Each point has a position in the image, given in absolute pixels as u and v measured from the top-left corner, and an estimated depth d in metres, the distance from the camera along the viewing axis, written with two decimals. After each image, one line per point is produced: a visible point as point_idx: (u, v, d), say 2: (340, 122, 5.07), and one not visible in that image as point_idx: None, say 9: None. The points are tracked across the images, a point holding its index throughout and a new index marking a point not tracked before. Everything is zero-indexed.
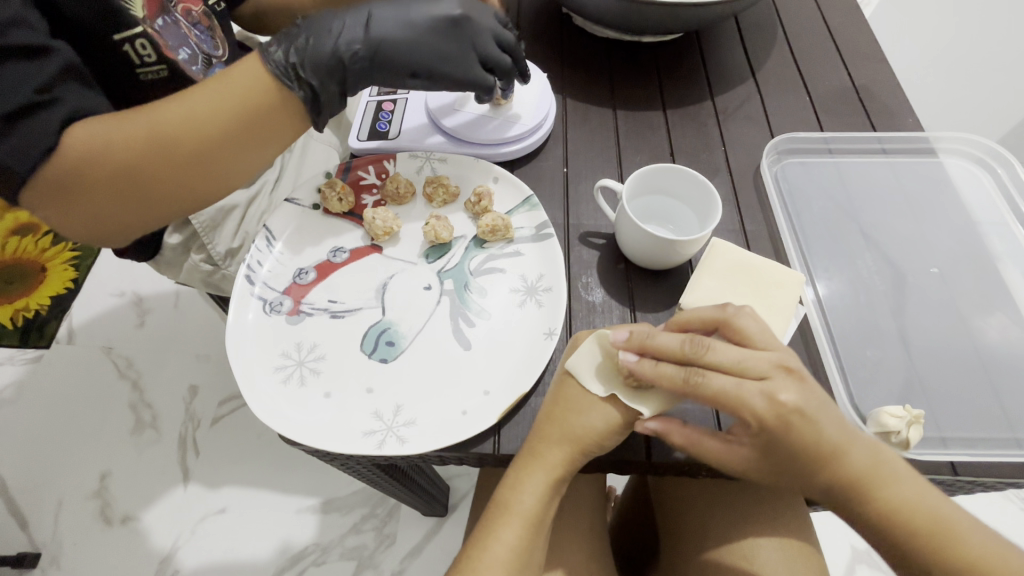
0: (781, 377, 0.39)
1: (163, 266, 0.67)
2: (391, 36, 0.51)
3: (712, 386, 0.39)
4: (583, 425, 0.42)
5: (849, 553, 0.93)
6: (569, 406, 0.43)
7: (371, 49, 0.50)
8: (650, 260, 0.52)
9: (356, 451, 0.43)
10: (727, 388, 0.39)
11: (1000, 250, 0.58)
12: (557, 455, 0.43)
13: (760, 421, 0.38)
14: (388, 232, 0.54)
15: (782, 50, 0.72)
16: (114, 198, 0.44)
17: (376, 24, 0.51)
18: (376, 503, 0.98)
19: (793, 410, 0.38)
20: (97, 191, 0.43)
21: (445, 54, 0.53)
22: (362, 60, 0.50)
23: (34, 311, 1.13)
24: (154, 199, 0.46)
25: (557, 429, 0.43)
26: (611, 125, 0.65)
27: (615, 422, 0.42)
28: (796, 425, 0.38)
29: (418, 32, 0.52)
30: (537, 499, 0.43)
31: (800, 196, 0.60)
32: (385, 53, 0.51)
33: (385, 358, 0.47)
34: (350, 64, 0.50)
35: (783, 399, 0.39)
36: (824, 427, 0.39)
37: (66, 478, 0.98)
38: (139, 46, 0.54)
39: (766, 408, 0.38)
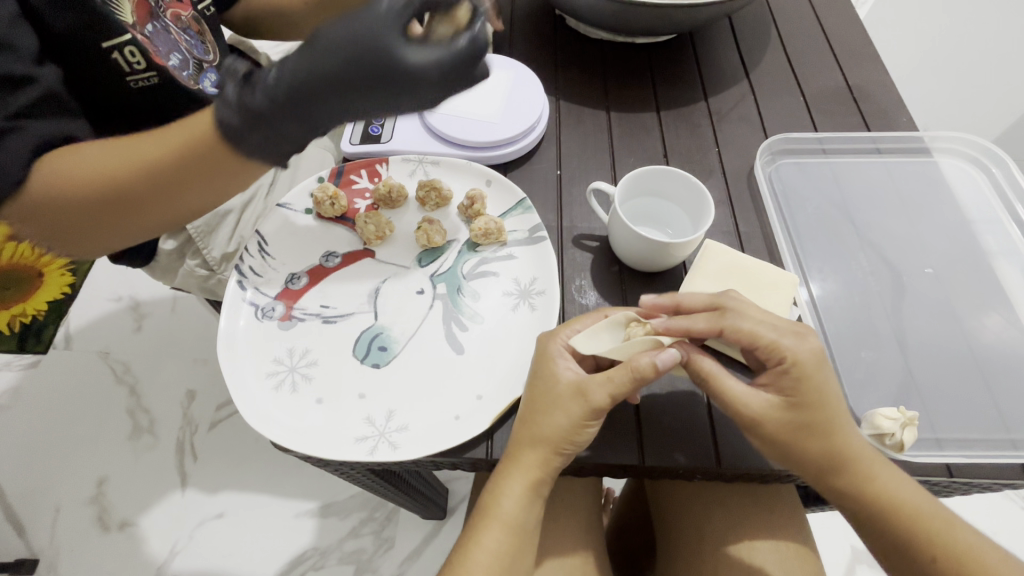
0: (795, 328, 0.43)
1: (159, 272, 0.67)
2: (321, 44, 0.38)
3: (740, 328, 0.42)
4: (550, 426, 0.42)
5: (850, 554, 0.93)
6: (541, 404, 0.43)
7: (299, 68, 0.38)
8: (643, 263, 0.52)
9: (348, 457, 0.43)
10: (755, 327, 0.42)
11: (995, 249, 0.57)
12: (530, 457, 0.42)
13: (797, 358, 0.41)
14: (381, 237, 0.54)
15: (776, 50, 0.72)
16: (79, 223, 0.42)
17: (308, 40, 0.39)
18: (375, 507, 0.97)
19: (812, 353, 0.41)
20: (58, 215, 0.41)
21: (384, 45, 0.38)
22: (293, 86, 0.38)
23: (31, 317, 1.13)
24: (111, 236, 0.44)
25: (529, 430, 0.42)
26: (605, 127, 0.64)
27: (583, 416, 0.41)
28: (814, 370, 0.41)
29: (348, 29, 0.38)
30: (518, 503, 0.43)
31: (795, 197, 0.60)
32: (316, 67, 0.38)
33: (378, 363, 0.47)
34: (286, 96, 0.38)
35: (806, 340, 0.42)
36: (829, 384, 0.41)
37: (64, 483, 0.98)
38: (128, 54, 0.53)
39: (796, 348, 0.41)
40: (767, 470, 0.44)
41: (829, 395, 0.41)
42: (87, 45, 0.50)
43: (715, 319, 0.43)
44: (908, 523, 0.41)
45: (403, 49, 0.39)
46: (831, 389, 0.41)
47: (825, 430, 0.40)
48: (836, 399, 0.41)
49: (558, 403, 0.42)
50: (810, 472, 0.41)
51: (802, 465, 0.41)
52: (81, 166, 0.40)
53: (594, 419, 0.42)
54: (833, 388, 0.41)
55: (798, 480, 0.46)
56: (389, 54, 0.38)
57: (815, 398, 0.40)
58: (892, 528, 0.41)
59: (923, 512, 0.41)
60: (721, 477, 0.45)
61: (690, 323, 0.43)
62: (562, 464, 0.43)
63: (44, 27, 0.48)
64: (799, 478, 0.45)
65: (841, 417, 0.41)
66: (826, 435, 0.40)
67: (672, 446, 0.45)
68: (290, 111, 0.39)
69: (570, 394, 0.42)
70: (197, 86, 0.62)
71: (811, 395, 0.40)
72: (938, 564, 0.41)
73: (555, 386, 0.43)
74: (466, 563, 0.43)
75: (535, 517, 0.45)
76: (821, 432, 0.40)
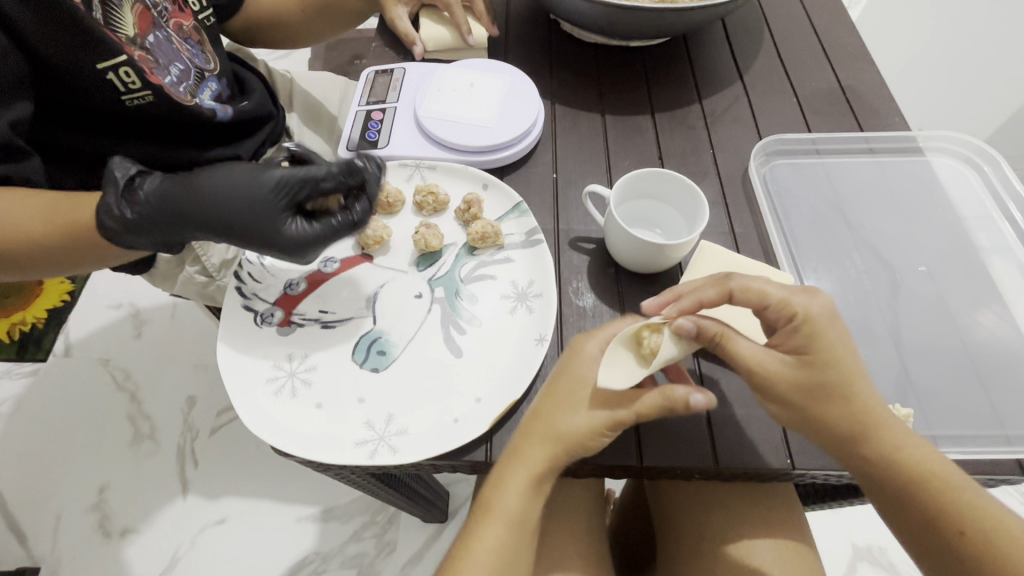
0: (805, 288, 0.42)
1: (158, 278, 0.68)
2: (198, 195, 0.45)
3: (748, 282, 0.42)
4: (570, 422, 0.42)
5: (851, 552, 0.93)
6: (568, 400, 0.43)
7: (175, 203, 0.45)
8: (639, 265, 0.52)
9: (349, 462, 0.43)
10: (765, 288, 0.42)
11: (987, 246, 0.58)
12: (541, 449, 0.43)
13: (813, 317, 0.40)
14: (379, 241, 0.54)
15: (769, 52, 0.72)
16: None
17: (198, 175, 0.45)
18: (376, 511, 0.98)
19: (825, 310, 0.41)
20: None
21: (250, 222, 0.45)
22: (162, 214, 0.44)
23: (30, 325, 1.13)
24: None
25: (547, 423, 0.43)
26: (600, 130, 0.65)
27: (604, 423, 0.42)
28: (830, 327, 0.40)
29: (227, 188, 0.45)
30: (519, 499, 0.43)
31: (788, 197, 0.61)
32: (184, 205, 0.45)
33: (377, 367, 0.48)
34: (153, 218, 0.45)
35: (818, 299, 0.42)
36: (844, 342, 0.41)
37: (65, 491, 0.98)
38: (123, 74, 0.54)
39: (809, 305, 0.41)
40: (762, 469, 0.44)
41: (846, 354, 0.41)
42: (79, 66, 0.52)
43: (720, 283, 0.43)
44: (938, 493, 0.40)
45: (276, 225, 0.46)
46: (848, 348, 0.41)
47: (849, 389, 0.40)
48: (852, 358, 0.41)
49: (584, 403, 0.43)
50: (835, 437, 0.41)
51: (827, 428, 0.41)
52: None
53: (613, 428, 0.42)
54: (849, 348, 0.41)
55: (796, 479, 0.46)
56: (247, 225, 0.45)
57: (829, 358, 0.40)
58: (916, 500, 0.41)
59: (949, 481, 0.40)
60: (719, 476, 0.46)
61: (699, 295, 0.43)
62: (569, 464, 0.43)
63: (35, 54, 0.49)
64: (797, 476, 0.45)
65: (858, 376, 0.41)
66: (844, 396, 0.40)
67: (672, 445, 0.45)
68: (150, 231, 0.45)
69: (598, 396, 0.43)
70: (195, 99, 0.62)
71: (825, 355, 0.40)
72: (966, 537, 0.40)
73: (578, 389, 0.43)
74: (466, 560, 0.43)
75: (536, 514, 0.45)
76: (842, 390, 0.40)
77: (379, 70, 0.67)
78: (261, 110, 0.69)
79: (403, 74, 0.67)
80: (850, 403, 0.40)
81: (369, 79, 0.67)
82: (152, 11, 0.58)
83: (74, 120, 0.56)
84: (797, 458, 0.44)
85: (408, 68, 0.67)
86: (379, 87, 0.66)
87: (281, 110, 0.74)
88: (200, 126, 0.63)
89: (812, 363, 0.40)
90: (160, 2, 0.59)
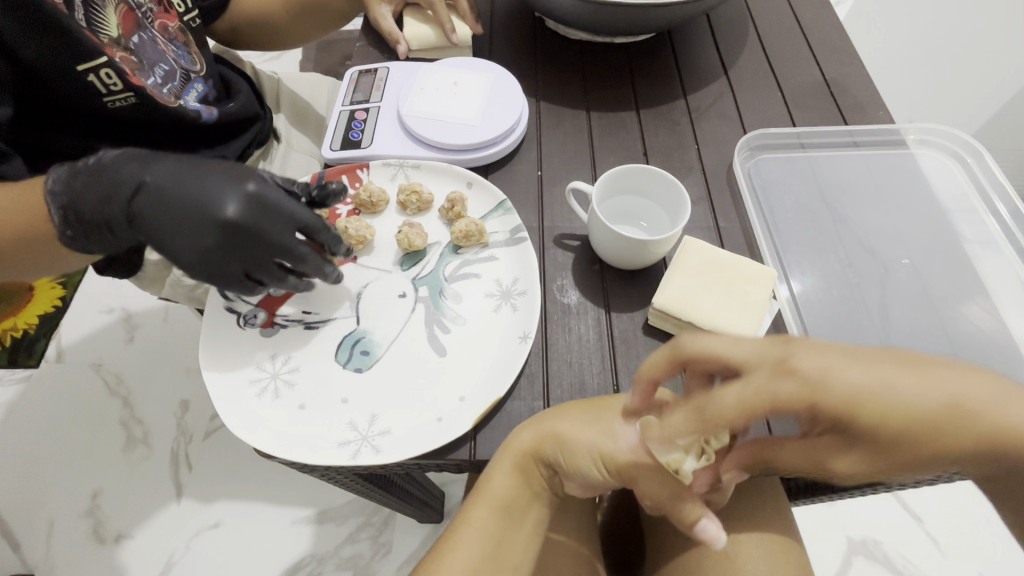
0: (776, 362, 0.31)
1: (146, 282, 0.68)
2: (162, 162, 0.44)
3: (711, 405, 0.31)
4: (574, 432, 0.42)
5: (846, 545, 0.93)
6: (583, 411, 0.44)
7: (132, 164, 0.43)
8: (623, 260, 0.52)
9: (331, 462, 0.43)
10: (742, 357, 0.32)
11: (970, 237, 0.58)
12: (534, 441, 0.43)
13: (800, 395, 0.30)
14: (361, 241, 0.54)
15: (754, 47, 0.72)
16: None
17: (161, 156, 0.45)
18: (371, 512, 0.97)
19: (814, 372, 0.30)
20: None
21: (203, 181, 0.43)
22: (116, 170, 0.43)
23: (22, 331, 1.13)
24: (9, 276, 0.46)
25: (551, 423, 0.43)
26: (584, 127, 0.65)
27: (607, 454, 0.41)
28: (833, 386, 0.29)
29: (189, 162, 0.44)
30: (506, 484, 0.44)
31: (772, 191, 0.61)
32: (140, 166, 0.43)
33: (361, 367, 0.47)
34: (106, 175, 0.42)
35: (799, 372, 0.30)
36: (877, 373, 0.30)
37: (58, 497, 0.97)
38: (104, 76, 0.54)
39: (798, 388, 0.30)
40: None
41: (888, 396, 0.30)
42: (60, 71, 0.51)
43: (700, 424, 0.33)
44: None
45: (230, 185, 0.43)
46: (896, 377, 0.30)
47: (947, 421, 0.30)
48: (913, 382, 0.30)
49: (596, 419, 0.43)
50: (973, 458, 0.31)
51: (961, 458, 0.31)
52: None
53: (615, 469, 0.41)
54: (893, 378, 0.30)
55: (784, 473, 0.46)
56: (201, 188, 0.43)
57: (877, 419, 0.30)
58: None
59: None
60: None
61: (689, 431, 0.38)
62: (562, 466, 0.44)
63: (16, 58, 0.49)
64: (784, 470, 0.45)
65: (947, 384, 0.30)
66: (948, 429, 0.30)
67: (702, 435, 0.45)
68: (88, 193, 0.42)
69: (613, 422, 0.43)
70: (179, 100, 0.62)
71: (868, 421, 0.30)
72: None
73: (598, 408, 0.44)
74: (450, 543, 0.44)
75: (522, 507, 0.45)
76: (951, 422, 0.30)
77: (363, 69, 0.67)
78: (249, 111, 0.69)
79: (387, 73, 0.66)
80: (960, 425, 0.30)
81: (352, 79, 0.67)
82: (137, 12, 0.58)
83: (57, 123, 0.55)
84: None
85: (392, 67, 0.67)
86: (363, 87, 0.66)
87: (268, 111, 0.73)
88: (185, 128, 0.63)
89: (857, 434, 0.30)
90: (145, 4, 0.59)
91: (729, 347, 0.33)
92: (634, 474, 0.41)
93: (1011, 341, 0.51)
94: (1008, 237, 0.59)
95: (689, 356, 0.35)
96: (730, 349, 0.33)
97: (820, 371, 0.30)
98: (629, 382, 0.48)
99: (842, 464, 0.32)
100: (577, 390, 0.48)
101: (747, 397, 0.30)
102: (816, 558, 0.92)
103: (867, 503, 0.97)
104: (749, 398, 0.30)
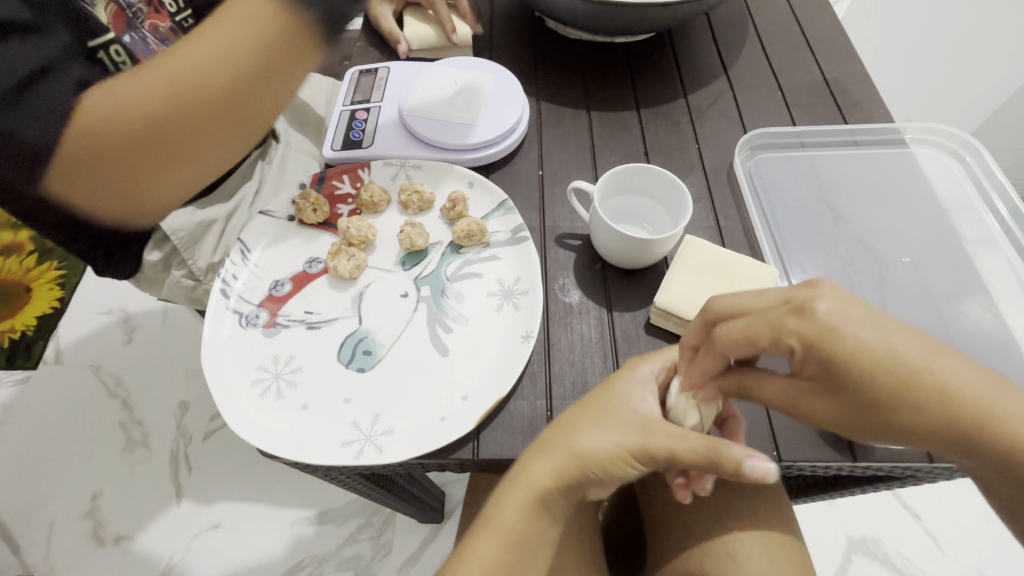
0: (797, 304, 0.34)
1: (146, 283, 0.67)
2: None
3: (720, 337, 0.36)
4: (593, 442, 0.40)
5: (845, 543, 0.94)
6: (593, 416, 0.42)
7: None
8: (625, 259, 0.52)
9: (334, 462, 0.43)
10: (749, 327, 0.35)
11: (970, 235, 0.59)
12: (551, 463, 0.41)
13: (805, 340, 0.34)
14: (353, 276, 0.52)
15: (754, 46, 0.72)
16: (119, 201, 0.42)
17: None
18: (372, 513, 0.97)
19: (827, 318, 0.34)
20: (102, 199, 0.41)
21: None
22: None
23: (20, 333, 1.12)
24: (173, 174, 0.42)
25: (568, 441, 0.41)
26: (585, 127, 0.65)
27: (626, 456, 0.40)
28: (842, 337, 0.33)
29: None
30: (518, 516, 0.42)
31: (773, 190, 0.61)
32: None
33: (363, 367, 0.47)
34: None
35: (815, 316, 0.34)
36: (888, 338, 0.34)
37: (58, 500, 0.97)
38: (112, 53, 0.53)
39: (806, 328, 0.34)
40: None
41: (892, 354, 0.34)
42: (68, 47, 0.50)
43: (710, 351, 0.38)
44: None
45: None
46: (901, 342, 0.34)
47: (929, 392, 0.34)
48: (915, 350, 0.34)
49: (612, 422, 0.41)
50: (945, 440, 0.34)
51: (931, 436, 0.35)
52: (127, 86, 0.38)
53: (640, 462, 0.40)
54: (897, 340, 0.34)
55: (786, 471, 0.46)
56: None
57: (866, 367, 0.33)
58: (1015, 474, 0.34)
59: None
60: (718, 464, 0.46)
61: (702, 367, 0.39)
62: (587, 483, 0.42)
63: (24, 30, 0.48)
64: (786, 468, 0.45)
65: (942, 367, 0.34)
66: (928, 397, 0.34)
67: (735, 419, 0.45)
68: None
69: (636, 423, 0.40)
70: None
71: (854, 368, 0.33)
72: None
73: (620, 406, 0.42)
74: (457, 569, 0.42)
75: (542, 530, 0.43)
76: (929, 395, 0.34)
77: (363, 69, 0.67)
78: None
79: (388, 73, 0.66)
80: (943, 401, 0.34)
81: (353, 79, 0.67)
82: (125, 13, 0.58)
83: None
84: (784, 450, 0.44)
85: (393, 67, 0.67)
86: (363, 87, 0.66)
87: None
88: None
89: (846, 388, 0.34)
90: (134, 4, 0.60)
91: (753, 298, 0.36)
92: (669, 454, 0.38)
93: (1011, 339, 0.52)
94: (1008, 235, 0.59)
95: (718, 309, 0.38)
96: (753, 300, 0.36)
97: (829, 317, 0.34)
98: None
99: (817, 412, 0.36)
100: (579, 389, 0.48)
101: (756, 325, 0.35)
102: (816, 556, 0.92)
103: (866, 500, 0.97)
104: (753, 327, 0.35)
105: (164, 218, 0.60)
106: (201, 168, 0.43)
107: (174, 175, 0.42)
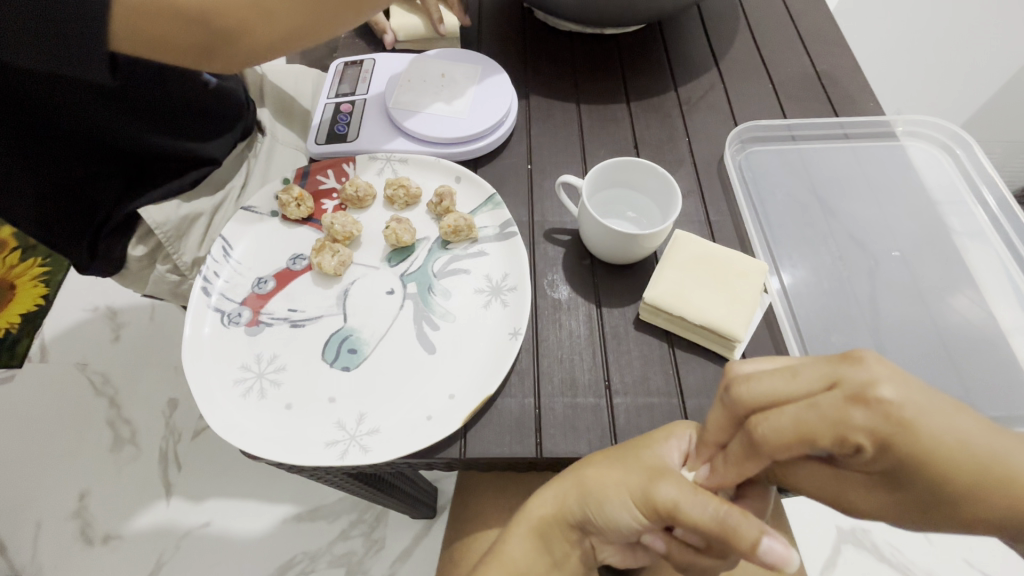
0: (853, 389, 0.28)
1: (130, 279, 0.66)
2: None
3: (762, 434, 0.30)
4: (600, 476, 0.37)
5: (835, 534, 0.94)
6: (614, 452, 0.39)
7: None
8: (615, 253, 0.51)
9: (319, 462, 0.42)
10: (775, 393, 0.30)
11: (959, 228, 0.58)
12: (559, 492, 0.40)
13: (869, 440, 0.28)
14: (338, 274, 0.51)
15: (745, 38, 0.72)
16: (191, 51, 0.48)
17: None
18: (364, 509, 0.97)
19: (894, 401, 0.28)
20: (173, 46, 0.47)
21: None
22: None
23: (4, 330, 1.11)
24: (242, 50, 0.50)
25: (578, 468, 0.39)
26: (574, 120, 0.64)
27: (636, 496, 0.35)
28: (911, 419, 0.28)
29: None
30: (524, 548, 0.41)
31: (763, 185, 0.61)
32: None
33: (348, 366, 0.46)
34: None
35: (879, 405, 0.28)
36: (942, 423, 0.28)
37: (45, 499, 0.96)
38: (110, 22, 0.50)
39: (873, 420, 0.28)
40: None
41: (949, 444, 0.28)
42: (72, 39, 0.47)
43: (755, 455, 0.31)
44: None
45: None
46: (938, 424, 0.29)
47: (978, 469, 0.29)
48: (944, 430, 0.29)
49: (627, 460, 0.38)
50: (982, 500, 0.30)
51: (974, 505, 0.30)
52: None
53: (648, 512, 0.35)
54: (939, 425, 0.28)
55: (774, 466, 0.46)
56: None
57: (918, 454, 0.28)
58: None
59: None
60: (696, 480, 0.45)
61: (739, 472, 0.33)
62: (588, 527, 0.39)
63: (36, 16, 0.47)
64: None
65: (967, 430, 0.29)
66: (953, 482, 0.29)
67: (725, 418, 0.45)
68: None
69: (653, 464, 0.36)
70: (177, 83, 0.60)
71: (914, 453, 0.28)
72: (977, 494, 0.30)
73: (645, 445, 0.39)
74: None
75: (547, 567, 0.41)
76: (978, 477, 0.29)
77: (348, 61, 0.66)
78: (232, 104, 0.65)
79: (373, 64, 0.65)
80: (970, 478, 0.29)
81: (338, 71, 0.66)
82: None
83: (66, 159, 0.56)
84: None
85: (378, 58, 0.65)
86: (349, 78, 0.65)
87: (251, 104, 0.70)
88: (179, 114, 0.61)
89: (907, 481, 0.30)
90: None
91: (787, 386, 0.30)
92: (673, 509, 0.33)
93: (998, 332, 0.52)
94: (996, 227, 0.59)
95: (746, 403, 0.31)
96: (787, 389, 0.30)
97: (899, 405, 0.28)
98: (620, 378, 0.47)
99: (866, 505, 0.32)
100: (568, 387, 0.47)
101: (809, 421, 0.28)
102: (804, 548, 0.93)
103: None
104: (806, 421, 0.29)
105: (148, 212, 0.59)
106: (275, 43, 0.51)
107: (254, 42, 0.50)
